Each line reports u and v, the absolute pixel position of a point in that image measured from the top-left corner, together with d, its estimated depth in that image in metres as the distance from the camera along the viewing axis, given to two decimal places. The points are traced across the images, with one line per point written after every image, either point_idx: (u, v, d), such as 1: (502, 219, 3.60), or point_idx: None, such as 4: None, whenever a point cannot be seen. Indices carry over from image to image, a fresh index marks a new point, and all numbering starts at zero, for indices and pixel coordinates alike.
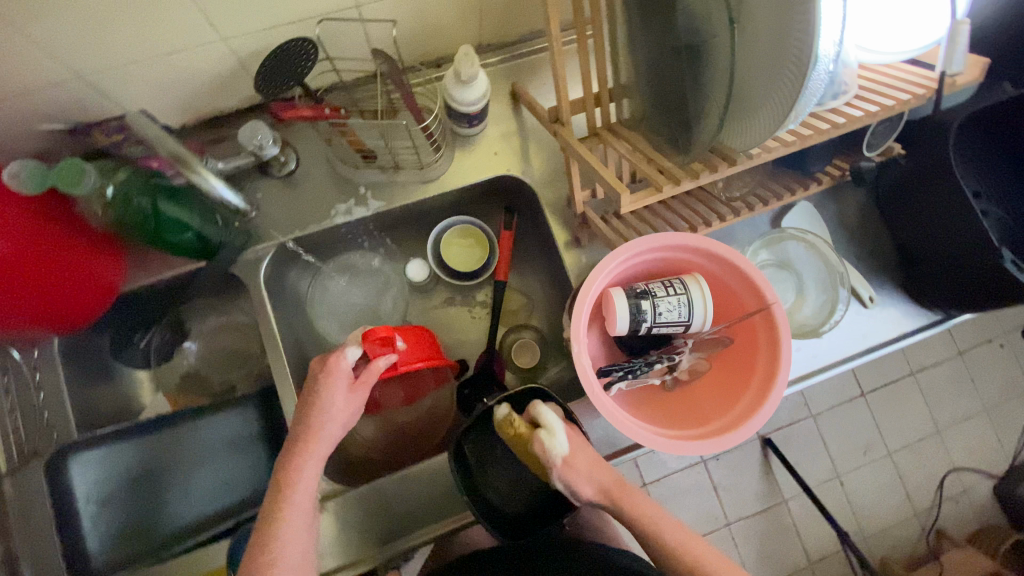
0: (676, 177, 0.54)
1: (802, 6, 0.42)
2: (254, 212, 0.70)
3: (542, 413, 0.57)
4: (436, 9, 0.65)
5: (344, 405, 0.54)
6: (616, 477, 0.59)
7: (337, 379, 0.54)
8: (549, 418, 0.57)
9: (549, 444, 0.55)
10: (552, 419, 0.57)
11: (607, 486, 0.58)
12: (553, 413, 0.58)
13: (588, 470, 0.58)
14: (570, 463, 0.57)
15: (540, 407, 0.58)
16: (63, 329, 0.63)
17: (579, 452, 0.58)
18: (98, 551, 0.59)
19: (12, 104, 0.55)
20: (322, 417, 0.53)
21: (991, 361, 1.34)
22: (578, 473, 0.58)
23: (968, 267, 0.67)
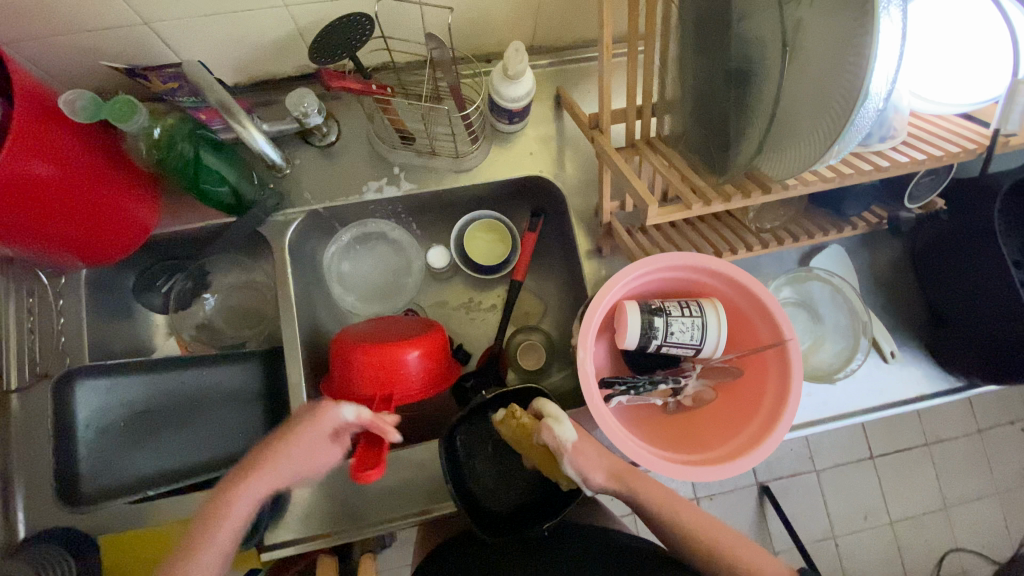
0: (707, 197, 0.53)
1: (860, 40, 0.42)
2: (288, 169, 0.71)
3: (545, 404, 0.59)
4: (493, 3, 0.66)
5: (310, 456, 0.55)
6: (624, 463, 0.60)
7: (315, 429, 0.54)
8: (555, 406, 0.58)
9: (557, 430, 0.56)
10: (556, 407, 0.58)
11: (617, 470, 0.59)
12: (556, 404, 0.59)
13: (597, 454, 0.59)
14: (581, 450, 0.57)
15: (544, 400, 0.59)
16: (92, 260, 0.65)
17: (585, 440, 0.59)
18: (89, 477, 0.60)
19: (81, 38, 0.58)
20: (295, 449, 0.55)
21: (1010, 443, 1.28)
22: (589, 458, 0.58)
23: (1000, 336, 0.64)
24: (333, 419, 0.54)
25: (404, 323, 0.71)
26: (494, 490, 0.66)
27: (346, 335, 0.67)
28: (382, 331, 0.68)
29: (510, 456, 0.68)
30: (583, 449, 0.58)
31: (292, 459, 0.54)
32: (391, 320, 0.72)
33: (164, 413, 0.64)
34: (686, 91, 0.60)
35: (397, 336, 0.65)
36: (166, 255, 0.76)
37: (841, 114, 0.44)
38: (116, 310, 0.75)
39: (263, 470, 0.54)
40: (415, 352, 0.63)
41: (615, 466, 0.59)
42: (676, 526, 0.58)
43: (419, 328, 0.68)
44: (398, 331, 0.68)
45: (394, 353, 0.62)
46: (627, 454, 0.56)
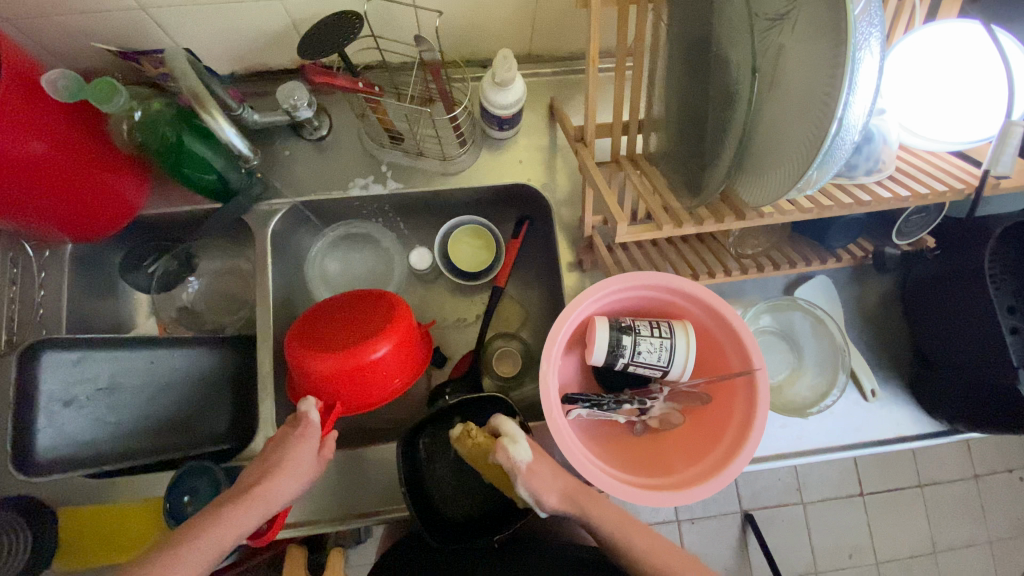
0: (679, 219, 0.52)
1: (834, 71, 0.41)
2: (255, 160, 0.68)
3: (504, 422, 0.57)
4: (487, 11, 0.66)
5: (297, 479, 0.53)
6: (580, 484, 0.58)
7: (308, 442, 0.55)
8: (513, 427, 0.57)
9: (511, 450, 0.54)
10: (514, 427, 0.57)
11: (574, 487, 0.57)
12: (514, 424, 0.58)
13: (553, 475, 0.57)
14: (535, 471, 0.55)
15: (503, 417, 0.58)
16: (80, 236, 0.67)
17: (541, 460, 0.57)
18: (43, 449, 0.59)
19: (78, 19, 0.59)
20: (290, 469, 0.52)
21: (1006, 491, 1.25)
22: (544, 479, 0.56)
23: (986, 384, 0.62)
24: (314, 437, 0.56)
25: (358, 304, 0.67)
26: (452, 497, 0.66)
27: (301, 339, 0.63)
28: (339, 322, 0.65)
29: (470, 467, 0.67)
30: (540, 468, 0.56)
31: (284, 478, 0.52)
32: (343, 297, 0.68)
33: (131, 390, 0.63)
34: (671, 109, 0.59)
35: (360, 332, 0.63)
36: (155, 236, 0.77)
37: (812, 146, 0.43)
38: (102, 285, 0.76)
39: (274, 477, 0.51)
40: (386, 348, 0.62)
41: (571, 483, 0.57)
42: (626, 547, 0.55)
43: (380, 313, 0.65)
44: (358, 321, 0.65)
45: (366, 357, 0.61)
46: (582, 473, 0.55)
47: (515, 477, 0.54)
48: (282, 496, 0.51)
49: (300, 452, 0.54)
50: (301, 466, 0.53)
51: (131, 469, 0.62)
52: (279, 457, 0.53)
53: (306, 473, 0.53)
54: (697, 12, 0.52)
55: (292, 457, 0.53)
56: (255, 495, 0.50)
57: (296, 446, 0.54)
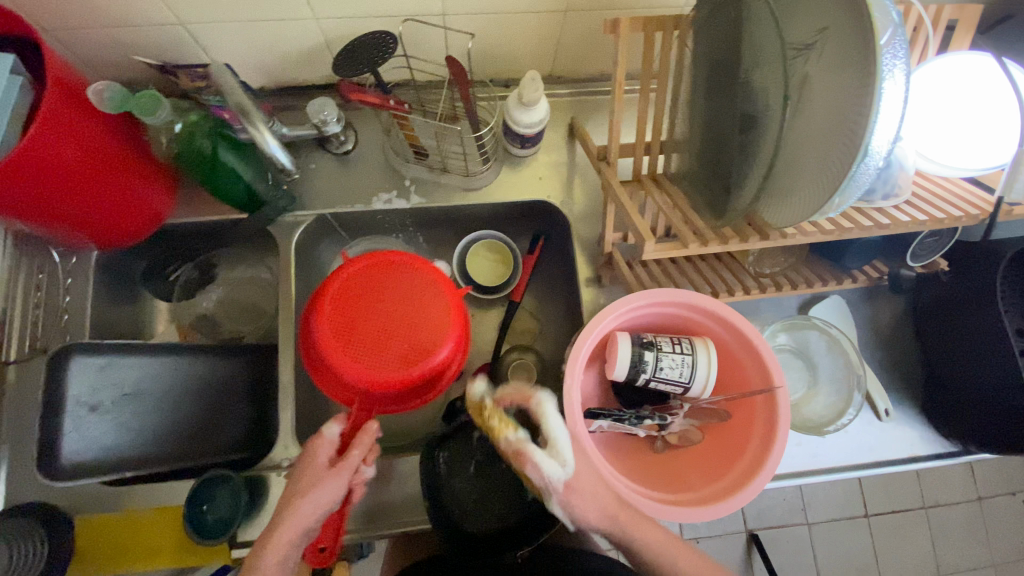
0: (705, 237, 0.54)
1: (862, 101, 0.42)
2: (296, 174, 0.72)
3: (545, 415, 0.52)
4: (515, 35, 0.68)
5: (330, 485, 0.49)
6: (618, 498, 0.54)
7: (324, 448, 0.53)
8: (552, 425, 0.51)
9: (543, 466, 0.50)
10: (556, 427, 0.51)
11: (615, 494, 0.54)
12: (556, 413, 0.53)
13: (594, 495, 0.52)
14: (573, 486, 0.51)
15: (545, 405, 0.52)
16: (105, 244, 0.68)
17: (583, 473, 0.52)
18: (71, 454, 0.57)
19: (120, 32, 0.61)
20: (315, 478, 0.50)
21: (1010, 514, 1.25)
22: (584, 499, 0.51)
23: (999, 407, 0.63)
24: (325, 445, 0.53)
25: (399, 280, 0.64)
26: (471, 513, 0.66)
27: (337, 330, 0.61)
28: (379, 309, 0.62)
29: (489, 482, 0.68)
30: (583, 475, 0.52)
31: (309, 490, 0.49)
32: (376, 265, 0.64)
33: (155, 396, 0.64)
34: (693, 132, 0.61)
35: (414, 329, 0.62)
36: (179, 245, 0.78)
37: (839, 171, 0.44)
38: (124, 293, 0.77)
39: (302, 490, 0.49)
40: (446, 347, 0.62)
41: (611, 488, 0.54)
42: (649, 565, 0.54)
43: (429, 301, 0.63)
44: (404, 309, 0.63)
45: (430, 360, 0.61)
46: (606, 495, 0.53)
47: (546, 484, 0.50)
48: (318, 503, 0.48)
49: (311, 472, 0.51)
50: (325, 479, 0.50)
51: (162, 474, 0.61)
52: (297, 480, 0.50)
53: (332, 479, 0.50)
54: (722, 41, 0.54)
55: (313, 473, 0.51)
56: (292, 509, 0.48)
57: (310, 458, 0.52)
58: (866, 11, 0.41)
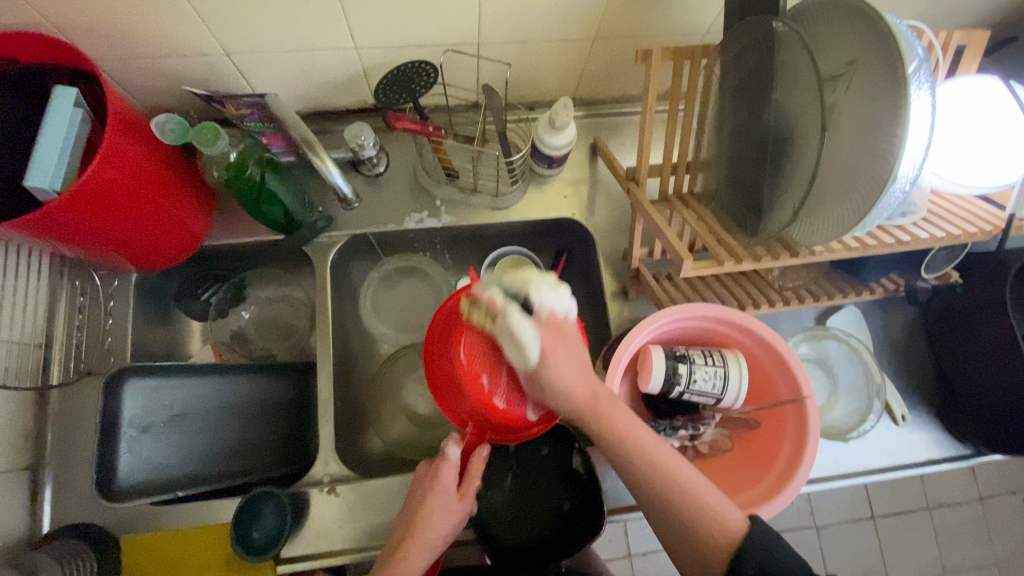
0: (738, 256, 0.56)
1: (894, 131, 0.45)
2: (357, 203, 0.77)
3: (512, 324, 0.53)
4: (544, 62, 0.71)
5: (452, 513, 0.56)
6: (592, 394, 0.52)
7: (449, 469, 0.58)
8: (512, 325, 0.53)
9: (515, 357, 0.54)
10: (519, 325, 0.53)
11: (597, 393, 0.53)
12: (525, 323, 0.53)
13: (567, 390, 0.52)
14: (542, 374, 0.53)
15: (510, 320, 0.53)
16: (143, 267, 0.69)
17: (563, 362, 0.53)
18: (125, 474, 0.60)
19: (167, 63, 0.63)
20: (439, 500, 0.56)
21: (1011, 514, 1.28)
22: (558, 390, 0.53)
23: (1011, 411, 0.67)
24: (449, 469, 0.58)
25: None
26: (512, 524, 0.68)
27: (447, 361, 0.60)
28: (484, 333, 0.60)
29: (527, 493, 0.70)
30: (558, 364, 0.53)
31: (433, 514, 0.55)
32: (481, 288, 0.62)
33: (200, 417, 0.66)
34: (720, 155, 0.64)
35: None
36: (214, 265, 0.80)
37: (872, 195, 0.47)
38: (159, 314, 0.78)
39: (429, 511, 0.55)
40: None
41: (595, 388, 0.53)
42: None
43: None
44: None
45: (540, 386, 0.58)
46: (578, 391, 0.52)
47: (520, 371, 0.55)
48: (441, 530, 0.55)
49: (443, 501, 0.56)
50: (454, 511, 0.56)
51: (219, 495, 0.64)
52: (428, 503, 0.56)
53: (453, 513, 0.56)
54: (751, 68, 0.57)
55: (436, 500, 0.56)
56: (419, 531, 0.54)
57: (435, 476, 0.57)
58: (894, 47, 0.45)
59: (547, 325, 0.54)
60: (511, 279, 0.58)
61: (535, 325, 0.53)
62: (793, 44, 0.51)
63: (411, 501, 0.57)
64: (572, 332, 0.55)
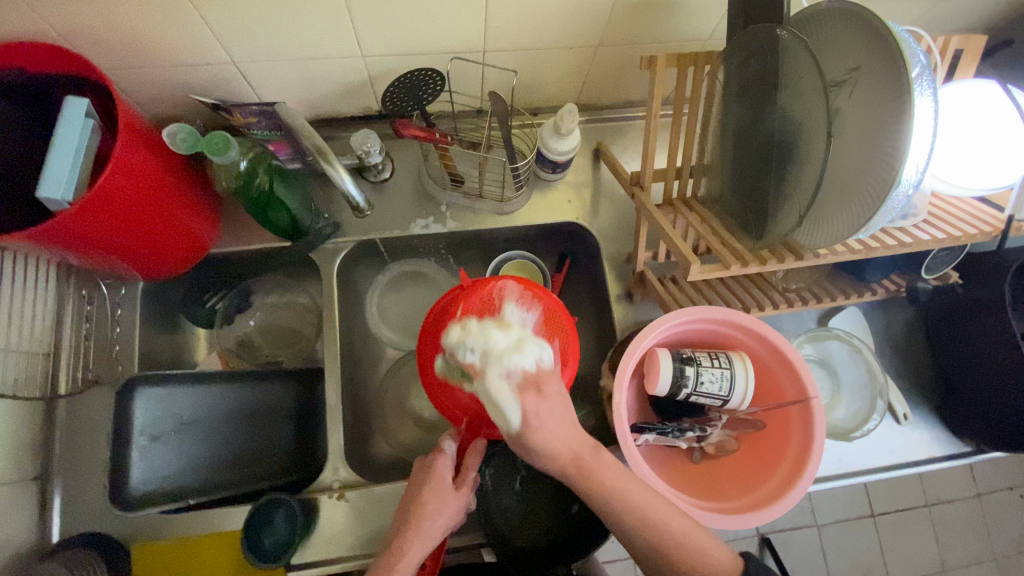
0: (745, 259, 0.57)
1: (899, 136, 0.46)
2: (369, 210, 0.75)
3: (492, 391, 0.51)
4: (548, 68, 0.72)
5: (448, 506, 0.56)
6: (578, 450, 0.53)
7: (446, 463, 0.58)
8: (491, 391, 0.51)
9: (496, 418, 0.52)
10: (497, 391, 0.51)
11: (581, 456, 0.53)
12: (502, 390, 0.51)
13: (557, 441, 0.52)
14: (524, 440, 0.51)
15: (489, 387, 0.51)
16: (148, 275, 0.69)
17: (548, 416, 0.52)
18: (139, 483, 0.60)
19: (174, 72, 0.63)
20: (438, 493, 0.56)
21: (1009, 510, 1.30)
22: (546, 443, 0.52)
23: (1011, 409, 0.68)
24: (445, 463, 0.58)
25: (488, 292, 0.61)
26: (521, 526, 0.69)
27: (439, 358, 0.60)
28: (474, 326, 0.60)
29: (535, 495, 0.70)
30: (542, 428, 0.51)
31: (431, 507, 0.55)
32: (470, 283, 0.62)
33: (209, 423, 0.66)
34: (724, 159, 0.65)
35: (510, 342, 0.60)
36: (220, 273, 0.80)
37: (877, 199, 0.48)
38: (166, 322, 0.78)
39: (432, 504, 0.55)
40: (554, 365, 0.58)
41: (579, 450, 0.53)
42: None
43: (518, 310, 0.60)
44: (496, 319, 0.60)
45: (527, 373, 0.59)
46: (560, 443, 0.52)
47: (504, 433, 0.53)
48: (439, 524, 0.54)
49: (440, 494, 0.56)
50: (450, 503, 0.56)
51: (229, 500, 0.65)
52: (423, 497, 0.56)
53: (450, 506, 0.56)
54: (756, 73, 0.57)
55: (436, 495, 0.56)
56: (419, 522, 0.54)
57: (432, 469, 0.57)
58: (899, 54, 0.46)
59: (524, 384, 0.52)
60: (478, 334, 0.55)
61: (515, 390, 0.51)
62: (797, 50, 0.51)
63: (410, 493, 0.57)
64: (554, 386, 0.53)
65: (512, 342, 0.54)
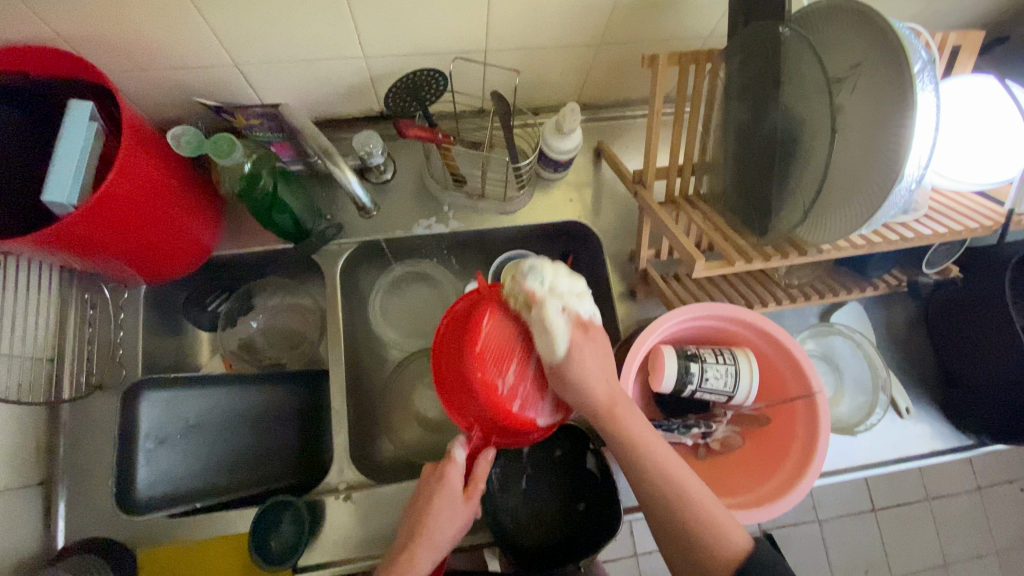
0: (749, 256, 0.57)
1: (902, 132, 0.46)
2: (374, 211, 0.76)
3: (550, 318, 0.56)
4: (550, 67, 0.72)
5: (456, 514, 0.56)
6: (614, 394, 0.57)
7: (455, 471, 0.58)
8: (549, 319, 0.56)
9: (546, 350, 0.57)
10: (556, 318, 0.57)
11: (616, 400, 0.57)
12: (561, 323, 0.56)
13: (595, 380, 0.57)
14: (568, 372, 0.56)
15: (549, 314, 0.56)
16: (153, 279, 0.69)
17: (590, 356, 0.57)
18: (145, 487, 0.62)
19: (176, 74, 0.63)
20: (445, 501, 0.56)
21: (1009, 503, 1.31)
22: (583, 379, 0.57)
23: (1012, 401, 0.68)
24: (455, 471, 0.58)
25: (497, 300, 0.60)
26: (527, 525, 0.69)
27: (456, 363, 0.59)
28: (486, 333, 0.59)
29: (542, 494, 0.71)
30: (586, 364, 0.57)
31: (438, 516, 0.55)
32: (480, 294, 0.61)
33: (215, 428, 0.67)
34: (726, 157, 0.65)
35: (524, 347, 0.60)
36: (222, 275, 0.80)
37: (880, 194, 0.48)
38: (168, 326, 0.78)
39: (438, 512, 0.55)
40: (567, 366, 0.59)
41: (614, 394, 0.57)
42: None
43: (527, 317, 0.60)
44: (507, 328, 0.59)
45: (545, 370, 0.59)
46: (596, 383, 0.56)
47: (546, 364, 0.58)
48: (445, 532, 0.55)
49: (448, 503, 0.56)
50: (458, 513, 0.56)
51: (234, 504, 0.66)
52: (430, 503, 0.56)
53: (457, 515, 0.56)
54: (758, 70, 0.58)
55: (441, 502, 0.56)
56: (424, 532, 0.55)
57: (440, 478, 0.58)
58: (900, 49, 0.46)
59: (576, 324, 0.58)
60: (550, 270, 0.59)
61: (569, 325, 0.57)
62: (799, 46, 0.52)
63: (417, 501, 0.57)
64: (599, 335, 0.59)
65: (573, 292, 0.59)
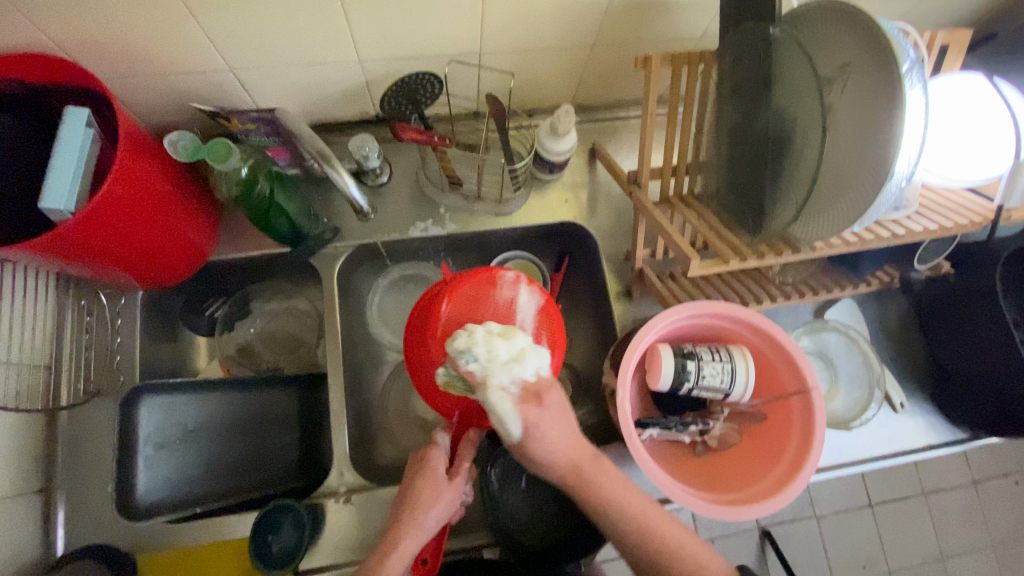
0: (743, 254, 0.57)
1: (891, 131, 0.47)
2: (372, 213, 0.78)
3: (491, 404, 0.50)
4: (544, 70, 0.73)
5: (445, 498, 0.55)
6: (587, 453, 0.53)
7: (438, 455, 0.58)
8: (492, 404, 0.50)
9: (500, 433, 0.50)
10: (500, 405, 0.50)
11: (581, 462, 0.52)
12: (502, 404, 0.49)
13: (561, 444, 0.52)
14: (527, 451, 0.51)
15: (489, 400, 0.50)
16: (148, 283, 0.68)
17: (552, 419, 0.52)
18: (144, 492, 0.63)
19: (172, 80, 0.63)
20: (433, 487, 0.55)
21: (1003, 496, 1.32)
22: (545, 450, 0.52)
23: (1004, 395, 0.69)
24: (438, 454, 0.58)
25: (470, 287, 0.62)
26: (527, 525, 0.69)
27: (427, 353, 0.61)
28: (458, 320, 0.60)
29: (541, 494, 0.71)
30: (542, 436, 0.51)
31: (426, 500, 0.54)
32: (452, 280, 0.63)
33: (213, 431, 0.68)
34: (720, 156, 0.66)
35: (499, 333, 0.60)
36: (219, 280, 0.80)
37: (871, 192, 0.49)
38: (165, 332, 0.78)
39: (429, 498, 0.54)
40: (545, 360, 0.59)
41: (580, 457, 0.53)
42: None
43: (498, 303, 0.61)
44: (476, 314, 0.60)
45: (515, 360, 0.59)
46: (557, 445, 0.52)
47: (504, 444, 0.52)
48: (432, 518, 0.54)
49: (435, 487, 0.55)
50: (444, 495, 0.55)
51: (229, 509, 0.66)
52: (417, 488, 0.55)
53: (443, 498, 0.55)
54: (749, 70, 0.58)
55: (429, 487, 0.55)
56: (412, 516, 0.53)
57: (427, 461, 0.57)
58: (888, 48, 0.47)
59: (526, 393, 0.51)
60: (481, 344, 0.53)
61: (516, 401, 0.50)
62: None
63: (404, 487, 0.56)
64: (554, 395, 0.52)
65: (512, 355, 0.53)
